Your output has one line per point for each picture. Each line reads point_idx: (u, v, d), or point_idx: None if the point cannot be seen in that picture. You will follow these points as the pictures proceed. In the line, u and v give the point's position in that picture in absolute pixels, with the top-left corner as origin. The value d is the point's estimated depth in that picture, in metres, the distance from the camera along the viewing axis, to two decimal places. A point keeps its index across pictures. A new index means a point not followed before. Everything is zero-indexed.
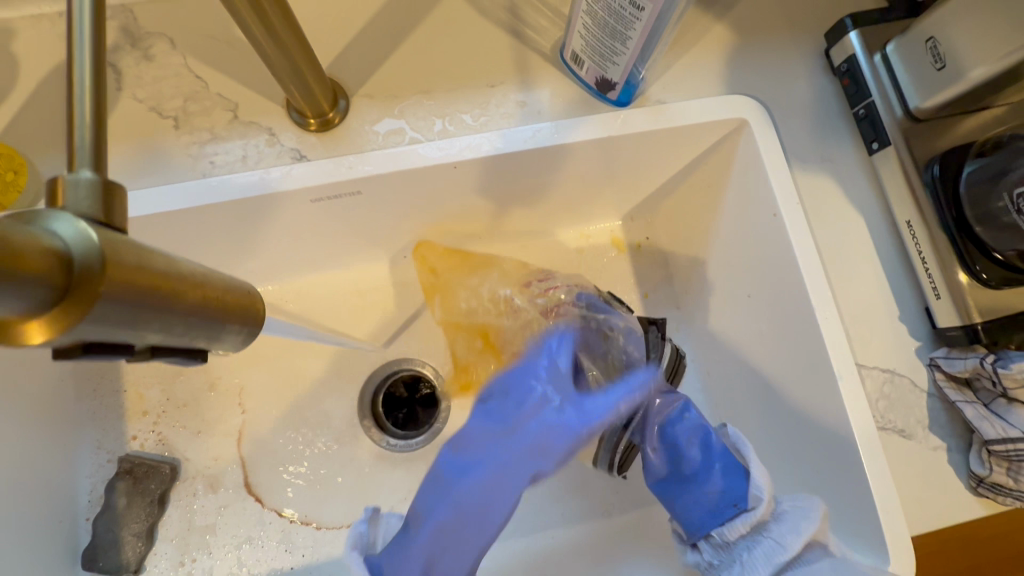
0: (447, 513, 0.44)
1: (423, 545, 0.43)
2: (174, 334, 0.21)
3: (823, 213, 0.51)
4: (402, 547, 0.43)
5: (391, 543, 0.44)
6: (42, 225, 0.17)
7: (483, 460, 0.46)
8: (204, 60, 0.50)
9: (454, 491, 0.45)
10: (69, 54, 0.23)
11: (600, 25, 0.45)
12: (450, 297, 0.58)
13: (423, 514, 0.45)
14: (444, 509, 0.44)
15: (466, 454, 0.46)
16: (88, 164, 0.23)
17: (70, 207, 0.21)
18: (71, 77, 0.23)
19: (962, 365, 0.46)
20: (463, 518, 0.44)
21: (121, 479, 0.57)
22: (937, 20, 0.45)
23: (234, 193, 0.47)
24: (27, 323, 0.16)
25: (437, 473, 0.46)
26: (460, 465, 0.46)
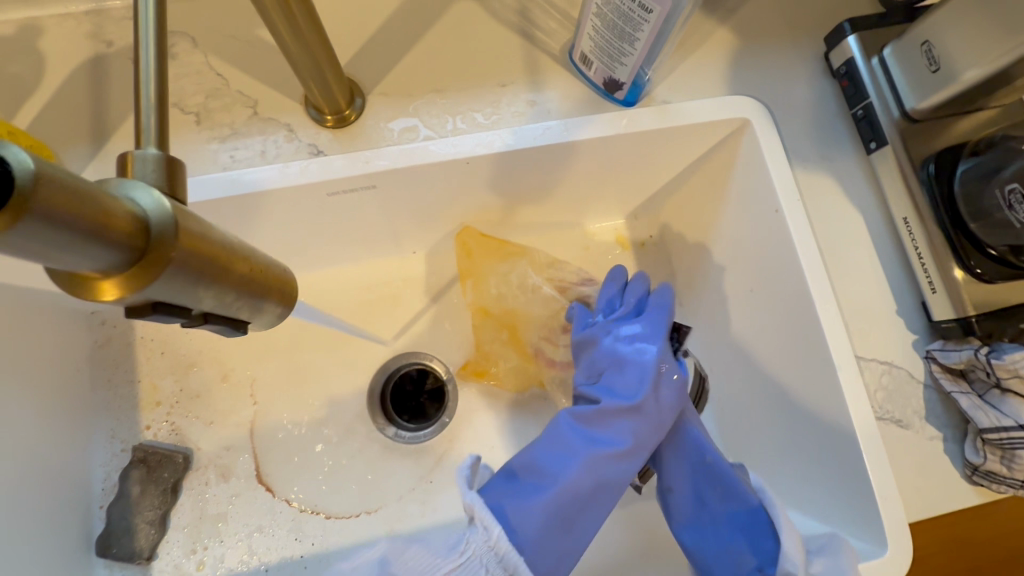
0: (579, 470, 0.43)
1: (555, 505, 0.41)
2: (225, 302, 0.23)
3: (824, 210, 0.53)
4: (530, 504, 0.41)
5: (505, 495, 0.42)
6: (122, 193, 0.19)
7: (602, 413, 0.46)
8: (224, 58, 0.52)
9: (583, 455, 0.44)
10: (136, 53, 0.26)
11: (608, 27, 0.46)
12: (481, 281, 0.60)
13: (554, 472, 0.43)
14: (573, 466, 0.43)
15: (590, 420, 0.46)
16: (154, 146, 0.25)
17: (140, 180, 0.23)
18: (139, 71, 0.25)
19: (957, 356, 0.47)
20: (597, 479, 0.44)
21: (135, 468, 0.58)
22: (932, 25, 0.47)
23: (253, 186, 0.48)
24: (104, 279, 0.19)
25: (551, 437, 0.45)
26: (586, 432, 0.45)
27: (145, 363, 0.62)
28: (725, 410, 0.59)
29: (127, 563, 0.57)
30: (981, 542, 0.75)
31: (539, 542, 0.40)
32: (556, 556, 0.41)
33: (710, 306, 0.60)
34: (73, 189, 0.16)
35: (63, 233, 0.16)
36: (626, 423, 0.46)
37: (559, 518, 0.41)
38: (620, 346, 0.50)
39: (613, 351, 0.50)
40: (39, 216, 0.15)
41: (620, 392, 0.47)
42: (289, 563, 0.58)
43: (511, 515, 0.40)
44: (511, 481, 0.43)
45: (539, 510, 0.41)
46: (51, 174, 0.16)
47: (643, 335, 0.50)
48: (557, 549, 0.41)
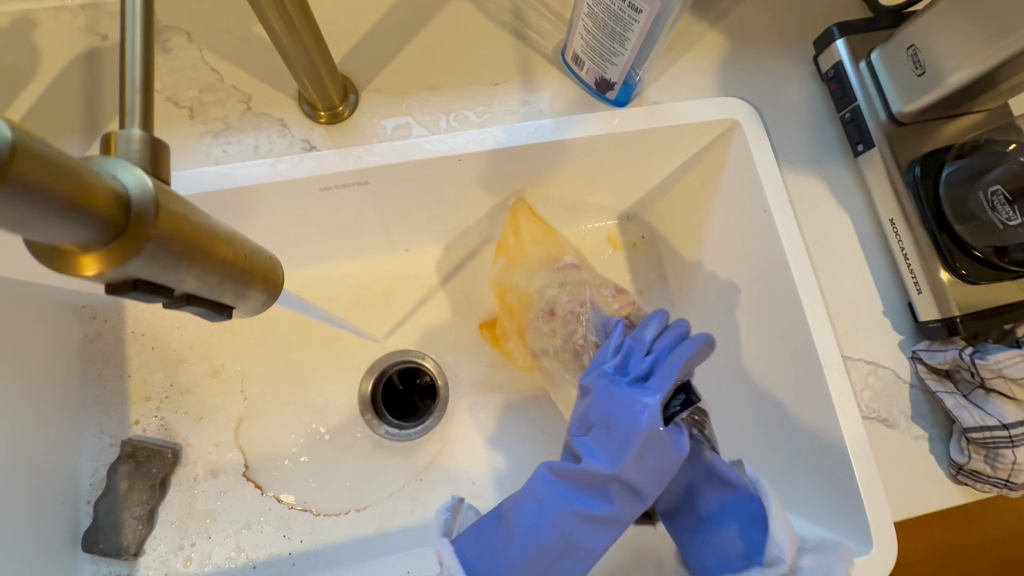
0: (545, 535, 0.40)
1: (519, 564, 0.39)
2: (208, 284, 0.23)
3: (812, 212, 0.53)
4: (493, 555, 0.40)
5: (470, 543, 0.41)
6: (108, 170, 0.20)
7: (579, 475, 0.42)
8: (219, 53, 0.52)
9: (556, 514, 0.41)
10: (123, 37, 0.26)
11: (599, 27, 0.47)
12: (513, 261, 0.59)
13: (520, 535, 0.40)
14: (541, 530, 0.40)
15: (570, 478, 0.42)
16: (139, 127, 0.25)
17: (125, 159, 0.23)
18: (124, 54, 0.26)
19: (942, 357, 0.48)
20: (568, 542, 0.41)
21: (123, 462, 0.58)
22: (917, 29, 0.48)
23: (245, 179, 0.48)
24: (85, 255, 0.19)
25: (524, 493, 0.42)
26: (564, 488, 0.42)
27: (136, 357, 0.62)
28: (715, 411, 0.60)
29: (114, 559, 0.56)
30: (981, 544, 0.76)
31: None
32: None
33: (700, 306, 0.60)
34: (56, 159, 0.17)
35: (38, 203, 0.16)
36: (605, 488, 0.42)
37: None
38: (615, 402, 0.44)
39: (608, 405, 0.44)
40: (13, 183, 0.15)
41: (603, 451, 0.43)
42: (277, 560, 0.58)
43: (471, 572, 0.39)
44: (477, 536, 0.41)
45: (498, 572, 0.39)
46: (29, 144, 0.16)
47: (640, 397, 0.43)
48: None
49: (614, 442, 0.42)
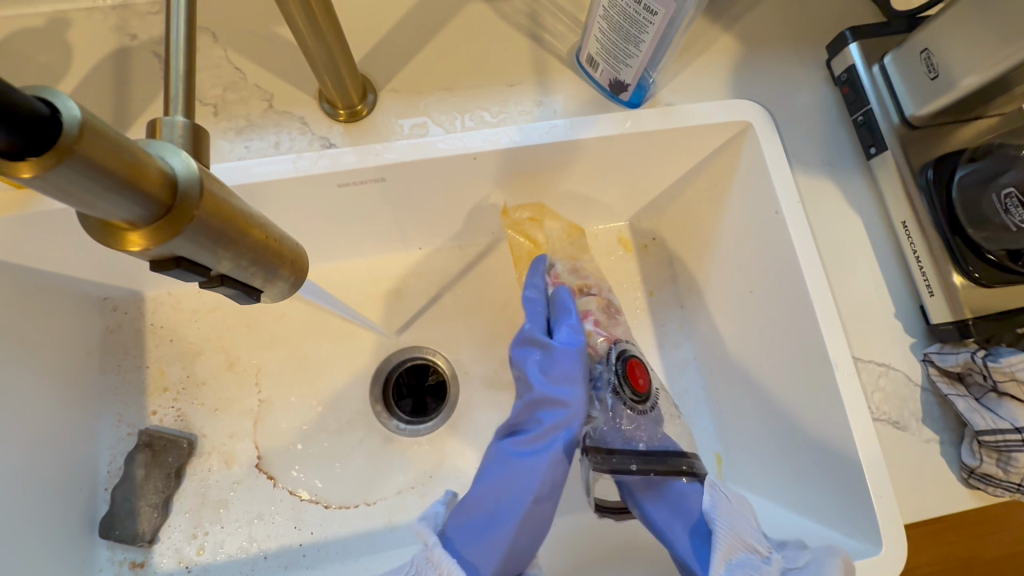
0: (542, 475, 0.49)
1: (493, 529, 0.47)
2: (241, 266, 0.25)
3: (824, 213, 0.54)
4: (479, 535, 0.47)
5: (462, 531, 0.47)
6: (159, 154, 0.21)
7: (557, 425, 0.51)
8: (243, 53, 0.54)
9: (510, 473, 0.49)
10: (167, 29, 0.27)
11: (615, 29, 0.48)
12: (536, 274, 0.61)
13: (506, 480, 0.49)
14: (540, 476, 0.49)
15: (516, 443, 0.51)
16: (181, 113, 0.27)
17: (169, 142, 0.25)
18: (168, 41, 0.27)
19: (954, 359, 0.48)
20: (522, 493, 0.48)
21: (141, 451, 0.59)
22: (931, 33, 0.48)
23: (266, 174, 0.49)
24: (132, 231, 0.20)
25: (512, 445, 0.51)
26: (514, 449, 0.51)
27: (154, 349, 0.63)
28: (725, 412, 0.60)
29: (129, 545, 0.58)
30: (992, 560, 0.74)
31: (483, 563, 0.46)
32: (521, 552, 0.48)
33: (711, 308, 0.61)
34: (118, 140, 0.18)
35: (101, 179, 0.17)
36: (545, 445, 0.50)
37: (525, 527, 0.48)
38: (548, 370, 0.53)
39: (543, 371, 0.53)
40: (81, 160, 0.16)
41: (561, 408, 0.51)
42: (288, 550, 0.59)
43: (467, 551, 0.46)
44: (487, 495, 0.48)
45: (503, 531, 0.47)
46: (96, 123, 0.17)
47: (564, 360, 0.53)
48: (532, 541, 0.48)
49: (558, 400, 0.51)
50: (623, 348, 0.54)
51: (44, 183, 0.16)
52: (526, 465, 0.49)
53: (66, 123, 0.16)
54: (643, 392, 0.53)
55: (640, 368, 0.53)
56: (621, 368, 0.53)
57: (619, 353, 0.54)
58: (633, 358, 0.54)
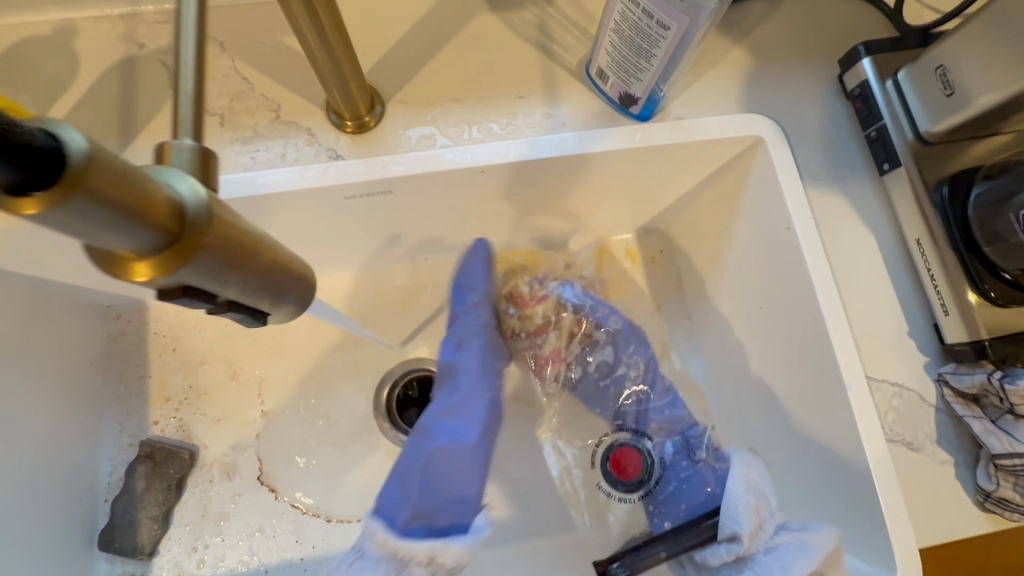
0: (443, 437, 0.52)
1: (416, 469, 0.50)
2: (250, 290, 0.24)
3: (835, 229, 0.53)
4: (397, 504, 0.49)
5: (386, 504, 0.49)
6: (168, 181, 0.20)
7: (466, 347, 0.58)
8: (251, 64, 0.54)
9: (430, 418, 0.54)
10: (176, 45, 0.27)
11: (626, 43, 0.47)
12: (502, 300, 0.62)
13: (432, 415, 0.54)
14: (445, 440, 0.52)
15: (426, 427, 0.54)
16: (190, 137, 0.26)
17: (177, 168, 0.24)
18: (178, 59, 0.27)
19: (969, 380, 0.47)
20: (440, 446, 0.51)
21: (141, 462, 0.59)
22: (946, 49, 0.47)
23: (271, 185, 0.49)
24: (138, 261, 0.19)
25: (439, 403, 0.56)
26: (437, 421, 0.54)
27: (157, 359, 0.62)
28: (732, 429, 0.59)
29: (129, 558, 0.57)
30: None
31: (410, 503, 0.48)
32: (447, 502, 0.49)
33: (719, 323, 0.60)
34: (125, 170, 0.17)
35: (109, 211, 0.17)
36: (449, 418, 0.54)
37: (449, 445, 0.52)
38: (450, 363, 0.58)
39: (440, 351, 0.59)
40: (88, 195, 0.16)
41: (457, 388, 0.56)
42: (289, 565, 0.58)
43: (389, 506, 0.49)
44: (408, 459, 0.52)
45: (417, 465, 0.50)
46: (104, 155, 0.16)
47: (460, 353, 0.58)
48: (460, 470, 0.51)
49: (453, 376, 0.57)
50: (611, 441, 0.60)
51: (47, 220, 0.16)
52: (443, 419, 0.54)
53: (73, 155, 0.15)
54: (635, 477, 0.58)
55: (625, 458, 0.59)
56: (606, 457, 0.59)
57: (608, 442, 0.60)
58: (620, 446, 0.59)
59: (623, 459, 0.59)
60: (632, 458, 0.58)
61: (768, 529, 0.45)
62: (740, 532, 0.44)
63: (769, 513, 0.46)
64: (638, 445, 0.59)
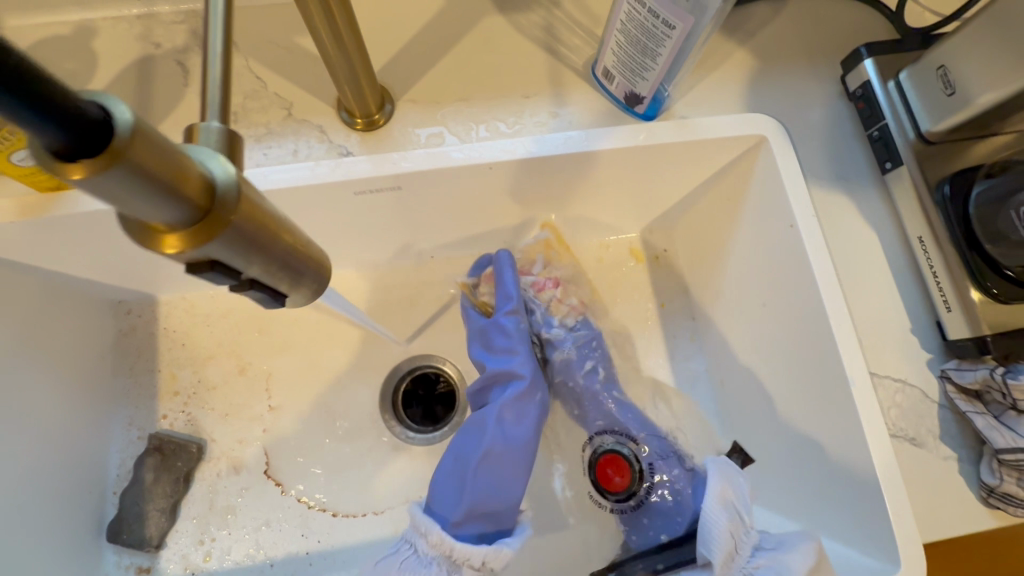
0: (495, 430, 0.53)
1: (471, 469, 0.51)
2: (271, 270, 0.25)
3: (838, 228, 0.54)
4: (453, 501, 0.51)
5: (442, 501, 0.51)
6: (201, 161, 0.21)
7: (518, 346, 0.58)
8: (265, 63, 0.55)
9: (482, 419, 0.54)
10: (205, 38, 0.28)
11: (632, 43, 0.48)
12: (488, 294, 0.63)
13: (486, 415, 0.54)
14: (499, 438, 0.53)
15: (479, 423, 0.54)
16: (217, 119, 0.27)
17: (206, 148, 0.25)
18: (207, 48, 0.28)
19: (972, 376, 0.47)
20: (499, 441, 0.53)
21: (151, 455, 0.59)
22: (947, 50, 0.48)
23: (282, 181, 0.50)
24: (169, 233, 0.20)
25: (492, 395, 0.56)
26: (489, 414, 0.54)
27: (166, 353, 0.63)
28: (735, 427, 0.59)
29: (136, 550, 0.57)
30: None
31: (461, 502, 0.50)
32: (495, 505, 0.51)
33: (723, 320, 0.61)
34: (166, 145, 0.18)
35: (148, 182, 0.18)
36: (505, 415, 0.54)
37: (500, 450, 0.52)
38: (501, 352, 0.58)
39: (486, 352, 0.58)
40: (132, 165, 0.17)
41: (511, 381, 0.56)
42: (295, 559, 0.58)
43: (442, 505, 0.51)
44: (457, 459, 0.53)
45: (472, 465, 0.51)
46: (147, 129, 0.18)
47: (513, 348, 0.58)
48: (511, 474, 0.52)
49: (507, 372, 0.56)
50: (596, 446, 0.57)
51: (92, 186, 0.17)
52: (498, 420, 0.54)
53: (119, 127, 0.17)
54: (622, 489, 0.55)
55: (610, 468, 0.55)
56: (594, 473, 0.56)
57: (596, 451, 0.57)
58: (606, 456, 0.56)
59: (612, 471, 0.55)
60: (620, 470, 0.55)
61: (743, 552, 0.46)
62: (714, 553, 0.45)
63: (743, 534, 0.46)
64: (625, 451, 0.56)
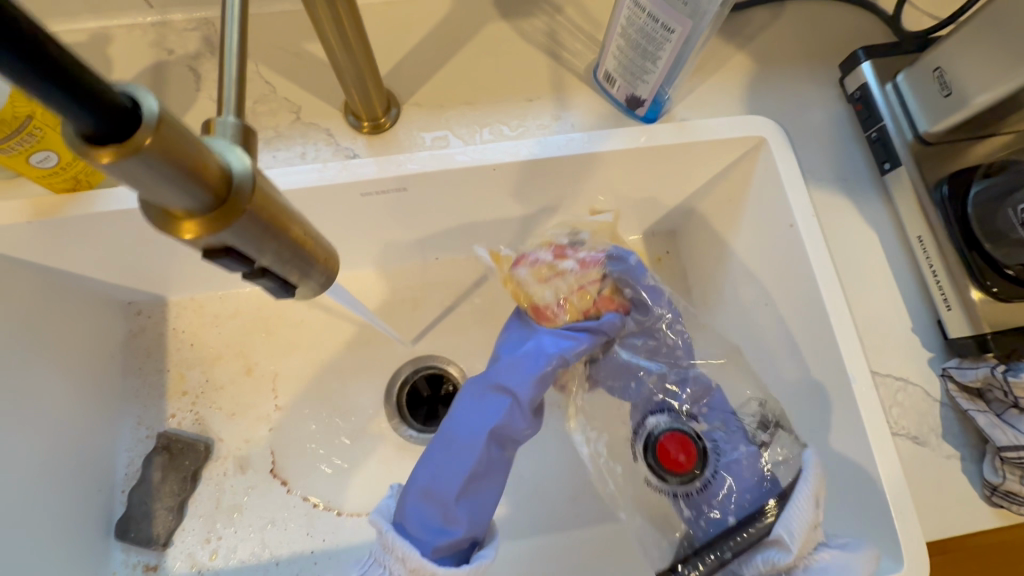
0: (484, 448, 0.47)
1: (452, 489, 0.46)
2: (281, 260, 0.26)
3: (839, 228, 0.54)
4: (427, 522, 0.45)
5: (415, 520, 0.45)
6: (219, 152, 0.22)
7: (537, 372, 0.49)
8: (274, 68, 0.56)
9: (468, 431, 0.48)
10: (222, 38, 0.29)
11: (632, 46, 0.49)
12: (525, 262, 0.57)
13: (476, 435, 0.47)
14: (485, 458, 0.47)
15: (464, 432, 0.48)
16: (233, 113, 0.28)
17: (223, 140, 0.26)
18: (223, 48, 0.29)
19: (973, 374, 0.47)
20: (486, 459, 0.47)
21: (159, 454, 0.60)
22: (943, 52, 0.49)
23: (290, 182, 0.51)
24: (187, 219, 0.21)
25: (483, 402, 0.49)
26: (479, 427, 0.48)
27: (175, 353, 0.64)
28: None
29: (144, 548, 0.58)
30: None
31: (437, 523, 0.45)
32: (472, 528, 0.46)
33: (726, 320, 0.61)
34: (188, 134, 0.19)
35: (171, 169, 0.19)
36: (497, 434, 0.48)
37: (482, 471, 0.47)
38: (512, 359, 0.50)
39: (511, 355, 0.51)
40: (155, 151, 0.18)
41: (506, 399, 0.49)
42: (300, 557, 0.59)
43: (414, 524, 0.45)
44: (433, 468, 0.47)
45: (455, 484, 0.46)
46: (171, 118, 0.19)
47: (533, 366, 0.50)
48: (490, 493, 0.48)
49: (512, 390, 0.49)
50: (653, 427, 0.52)
51: (119, 170, 0.18)
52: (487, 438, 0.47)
53: (147, 117, 0.18)
54: (687, 469, 0.50)
55: (673, 446, 0.50)
56: (654, 454, 0.51)
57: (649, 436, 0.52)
58: (664, 436, 0.51)
59: (671, 450, 0.50)
60: (686, 449, 0.50)
61: (812, 544, 0.43)
62: (792, 540, 0.42)
63: (816, 527, 0.44)
64: (686, 429, 0.51)
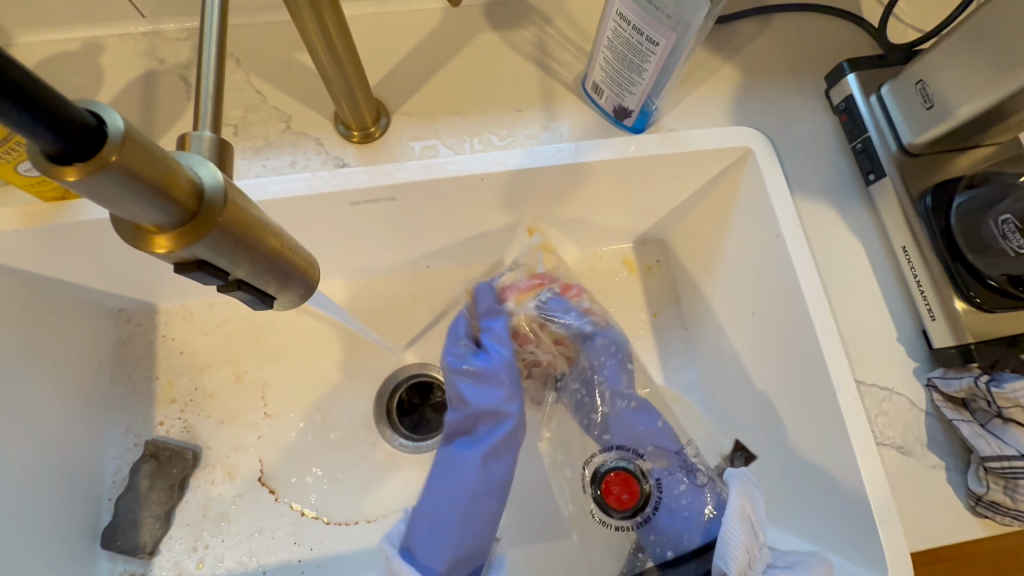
0: (472, 472, 0.50)
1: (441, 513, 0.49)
2: (257, 271, 0.26)
3: (824, 238, 0.55)
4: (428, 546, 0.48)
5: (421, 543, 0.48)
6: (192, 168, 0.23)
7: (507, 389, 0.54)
8: (266, 78, 0.57)
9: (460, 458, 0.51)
10: (199, 55, 0.29)
11: (619, 58, 0.50)
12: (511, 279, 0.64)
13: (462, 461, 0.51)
14: (473, 482, 0.50)
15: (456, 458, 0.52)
16: (209, 128, 0.29)
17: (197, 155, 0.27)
18: (201, 64, 0.29)
19: (957, 385, 0.48)
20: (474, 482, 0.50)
21: (146, 462, 0.60)
22: (926, 65, 0.50)
23: (279, 191, 0.51)
24: (159, 233, 0.22)
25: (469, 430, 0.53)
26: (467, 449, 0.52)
27: (164, 360, 0.64)
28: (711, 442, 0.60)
29: (130, 557, 0.58)
30: None
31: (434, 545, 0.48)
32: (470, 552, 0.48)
33: (714, 329, 0.61)
34: (157, 151, 0.20)
35: (139, 185, 0.19)
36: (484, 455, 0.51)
37: (476, 493, 0.50)
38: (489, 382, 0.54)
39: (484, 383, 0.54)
40: (121, 168, 0.18)
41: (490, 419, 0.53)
42: (288, 567, 0.58)
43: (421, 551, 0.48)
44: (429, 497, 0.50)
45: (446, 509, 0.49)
46: (138, 135, 0.19)
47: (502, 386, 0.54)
48: (486, 518, 0.49)
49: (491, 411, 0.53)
50: (599, 463, 0.55)
51: (86, 187, 0.18)
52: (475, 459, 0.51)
53: (112, 133, 0.18)
54: (631, 505, 0.53)
55: (618, 485, 0.53)
56: (599, 492, 0.54)
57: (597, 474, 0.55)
58: (610, 475, 0.54)
59: (616, 489, 0.53)
60: (629, 487, 0.53)
61: (756, 568, 0.43)
62: (729, 569, 0.41)
63: (757, 550, 0.43)
64: (632, 467, 0.54)
